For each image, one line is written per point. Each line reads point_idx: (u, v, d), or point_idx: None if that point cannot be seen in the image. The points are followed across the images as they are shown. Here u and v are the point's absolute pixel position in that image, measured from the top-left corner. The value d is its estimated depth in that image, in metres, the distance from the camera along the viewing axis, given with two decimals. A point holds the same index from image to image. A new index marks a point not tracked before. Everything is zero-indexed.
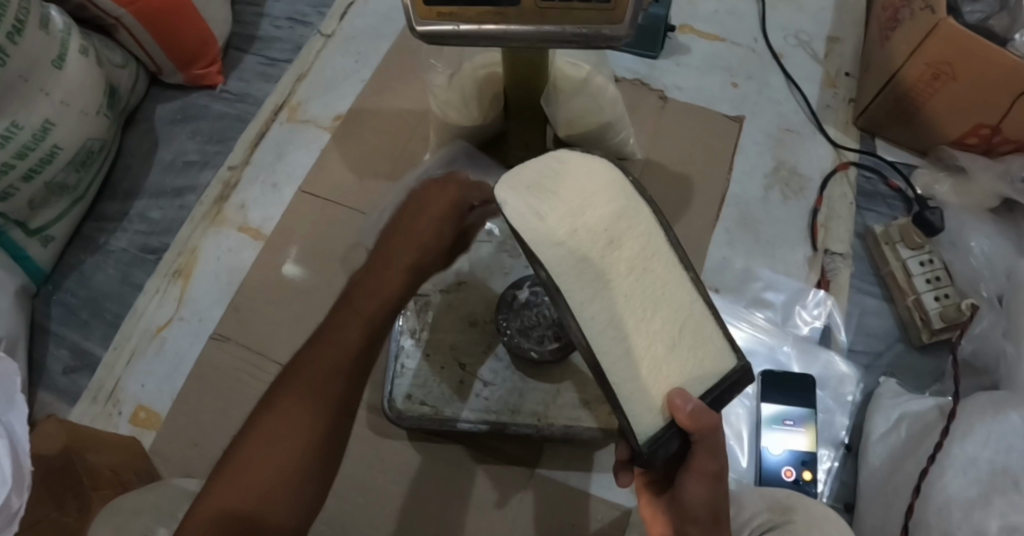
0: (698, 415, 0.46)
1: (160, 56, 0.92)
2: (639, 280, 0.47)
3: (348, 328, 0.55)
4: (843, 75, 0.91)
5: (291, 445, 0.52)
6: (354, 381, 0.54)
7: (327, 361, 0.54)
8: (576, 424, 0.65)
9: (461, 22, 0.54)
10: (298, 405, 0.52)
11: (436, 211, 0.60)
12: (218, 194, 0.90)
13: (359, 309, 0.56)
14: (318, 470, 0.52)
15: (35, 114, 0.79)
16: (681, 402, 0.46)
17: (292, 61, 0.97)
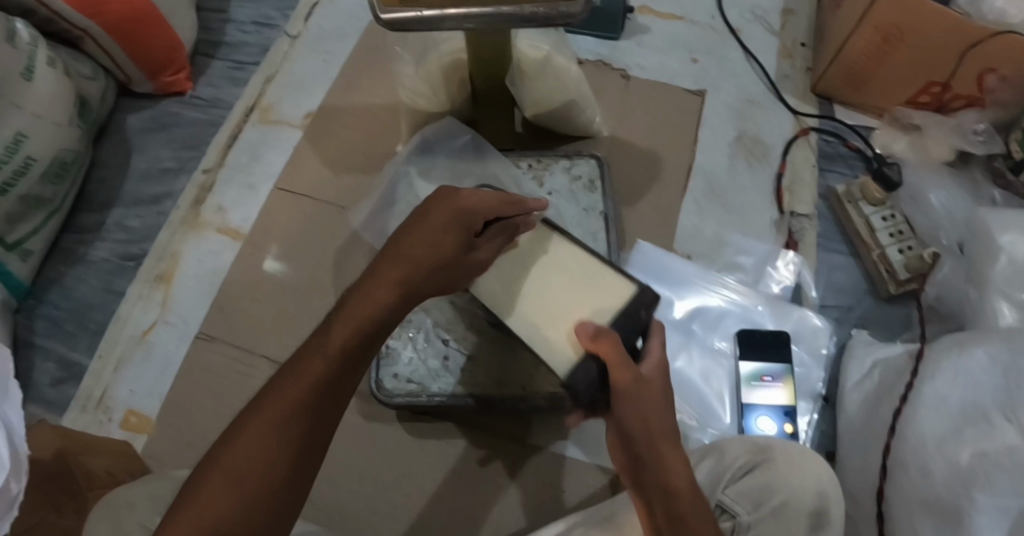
0: (596, 336, 0.55)
1: (129, 66, 0.93)
2: (528, 260, 0.62)
3: (323, 353, 0.49)
4: (799, 45, 0.94)
5: (253, 486, 0.46)
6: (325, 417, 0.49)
7: (296, 390, 0.48)
8: (560, 391, 0.66)
9: (423, 9, 0.60)
10: (271, 438, 0.47)
11: (452, 225, 0.55)
12: (195, 198, 0.91)
13: (341, 329, 0.50)
14: (286, 510, 0.47)
15: (8, 127, 0.79)
16: (584, 329, 0.56)
17: (261, 64, 0.98)
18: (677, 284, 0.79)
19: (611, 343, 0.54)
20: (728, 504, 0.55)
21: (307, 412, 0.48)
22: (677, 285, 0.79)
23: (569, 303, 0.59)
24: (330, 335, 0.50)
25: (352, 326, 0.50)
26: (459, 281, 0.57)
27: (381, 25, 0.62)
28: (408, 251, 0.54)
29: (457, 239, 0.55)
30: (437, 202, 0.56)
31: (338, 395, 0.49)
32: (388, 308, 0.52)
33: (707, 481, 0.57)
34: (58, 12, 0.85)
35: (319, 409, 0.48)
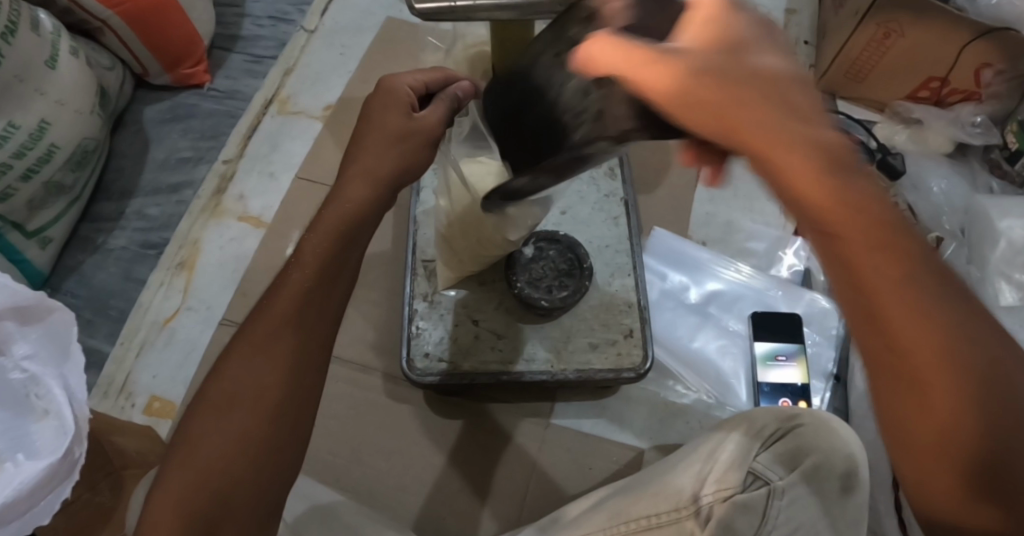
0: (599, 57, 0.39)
1: (147, 57, 0.94)
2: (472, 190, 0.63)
3: (297, 270, 0.49)
4: (801, 44, 0.98)
5: (243, 413, 0.45)
6: (309, 332, 0.48)
7: (272, 313, 0.47)
8: (589, 367, 0.69)
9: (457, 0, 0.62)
10: (257, 361, 0.46)
11: (394, 107, 0.54)
12: (216, 187, 0.92)
13: (314, 244, 0.50)
14: (285, 432, 0.46)
15: (32, 114, 0.80)
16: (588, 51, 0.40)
17: (278, 57, 1.00)
18: (692, 270, 0.83)
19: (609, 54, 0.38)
20: (760, 471, 0.56)
21: (290, 327, 0.47)
22: (693, 271, 0.83)
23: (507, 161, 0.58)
24: (301, 257, 0.50)
25: (323, 240, 0.50)
26: (425, 157, 0.55)
27: (416, 16, 0.64)
28: (662, 93, 0.38)
29: (398, 115, 0.54)
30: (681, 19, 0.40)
31: (317, 311, 0.48)
32: (355, 209, 0.51)
33: (737, 452, 0.57)
34: (79, 2, 0.86)
35: (301, 325, 0.47)
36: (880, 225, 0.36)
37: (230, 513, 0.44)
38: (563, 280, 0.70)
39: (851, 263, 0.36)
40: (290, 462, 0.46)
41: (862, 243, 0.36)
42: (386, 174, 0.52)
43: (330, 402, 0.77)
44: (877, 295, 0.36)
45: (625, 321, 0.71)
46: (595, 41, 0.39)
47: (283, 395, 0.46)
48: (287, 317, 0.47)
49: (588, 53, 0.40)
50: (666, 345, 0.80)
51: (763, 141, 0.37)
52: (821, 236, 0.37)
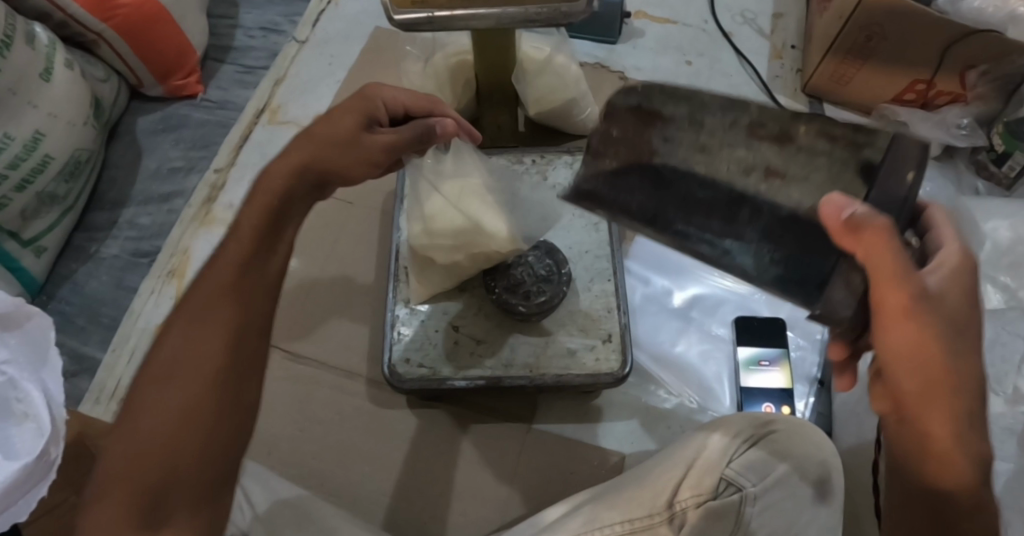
0: (858, 220, 0.43)
1: (140, 69, 0.96)
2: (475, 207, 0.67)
3: (234, 243, 0.51)
4: (788, 47, 0.98)
5: (191, 381, 0.46)
6: (245, 301, 0.49)
7: (212, 285, 0.49)
8: (567, 372, 0.69)
9: (433, 10, 0.62)
10: (194, 332, 0.48)
11: (354, 110, 0.60)
12: (206, 196, 0.92)
13: (249, 217, 0.52)
14: (222, 400, 0.46)
15: (26, 126, 0.82)
16: (839, 207, 0.44)
17: (270, 67, 1.01)
18: (675, 274, 0.84)
19: (876, 235, 0.43)
20: (733, 477, 0.55)
21: (226, 297, 0.49)
22: (677, 276, 0.84)
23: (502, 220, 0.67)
24: (238, 231, 0.52)
25: (257, 212, 0.52)
26: (368, 166, 0.59)
27: (394, 27, 0.64)
28: (900, 296, 0.43)
29: (356, 121, 0.59)
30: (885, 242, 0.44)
31: (253, 280, 0.50)
32: (286, 183, 0.54)
33: (715, 456, 0.57)
34: (73, 16, 0.88)
35: (238, 294, 0.49)
36: (973, 413, 0.44)
37: (177, 480, 0.44)
38: (542, 285, 0.70)
39: (904, 392, 0.45)
40: (244, 426, 0.47)
41: (942, 394, 0.43)
42: (323, 164, 0.56)
43: (316, 408, 0.77)
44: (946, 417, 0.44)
45: (603, 326, 0.71)
46: (871, 229, 0.43)
47: (224, 363, 0.47)
48: (223, 287, 0.49)
49: (846, 218, 0.44)
50: (649, 350, 0.80)
51: (931, 343, 0.43)
52: (907, 379, 0.44)
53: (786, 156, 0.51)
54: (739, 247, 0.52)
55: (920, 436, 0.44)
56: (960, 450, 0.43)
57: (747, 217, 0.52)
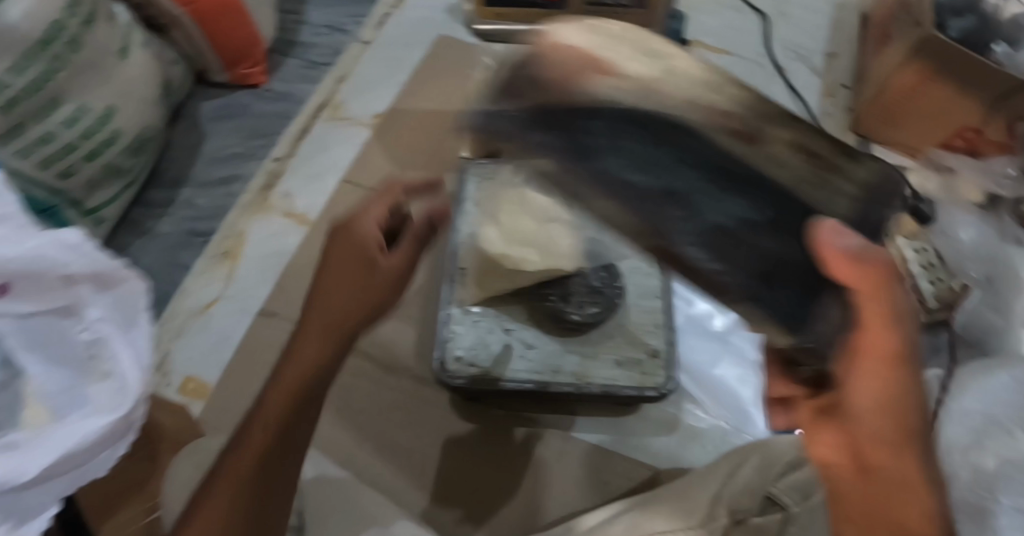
0: (858, 251, 0.50)
1: (209, 56, 0.98)
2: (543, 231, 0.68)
3: (287, 378, 0.58)
4: (839, 86, 1.00)
5: (230, 498, 0.56)
6: (287, 434, 0.58)
7: (267, 416, 0.58)
8: (614, 382, 0.71)
9: None
10: (246, 460, 0.57)
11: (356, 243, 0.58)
12: (264, 183, 0.94)
13: (301, 357, 0.58)
14: (255, 522, 0.57)
15: (101, 99, 0.86)
16: (836, 234, 0.51)
17: (333, 65, 1.03)
18: None
19: (864, 272, 0.50)
20: (777, 496, 0.60)
21: (273, 431, 0.58)
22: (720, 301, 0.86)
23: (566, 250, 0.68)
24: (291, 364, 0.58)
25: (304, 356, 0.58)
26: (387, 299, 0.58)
27: None
28: (884, 340, 0.50)
29: (356, 254, 0.58)
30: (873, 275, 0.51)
31: (299, 418, 0.58)
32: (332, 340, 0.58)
33: (758, 474, 0.62)
34: None
35: (286, 429, 0.58)
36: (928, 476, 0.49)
37: None
38: (595, 297, 0.72)
39: (862, 434, 0.50)
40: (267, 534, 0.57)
41: (868, 467, 0.50)
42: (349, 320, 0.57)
43: (359, 398, 0.79)
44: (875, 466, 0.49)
45: (651, 340, 0.73)
46: (868, 262, 0.50)
47: (261, 490, 0.57)
48: (276, 421, 0.58)
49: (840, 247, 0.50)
50: (687, 369, 0.82)
51: (894, 398, 0.49)
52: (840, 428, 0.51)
53: (754, 124, 0.56)
54: (699, 254, 0.56)
55: (887, 501, 0.49)
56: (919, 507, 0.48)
57: (679, 215, 0.55)
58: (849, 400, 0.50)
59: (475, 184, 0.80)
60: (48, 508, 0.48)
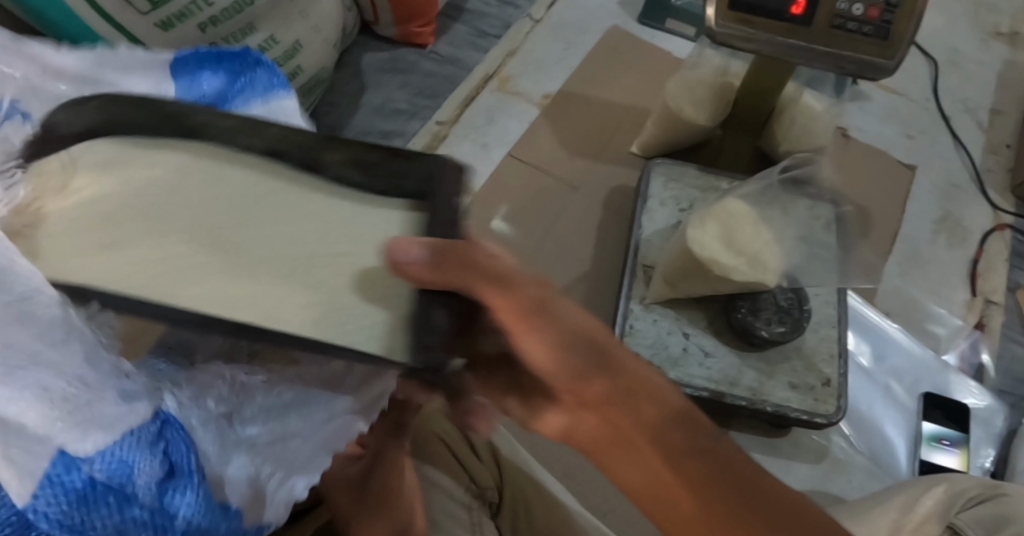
0: (427, 263, 0.38)
1: (384, 9, 0.97)
2: (753, 235, 0.68)
3: (621, 351, 0.44)
4: (1004, 145, 1.00)
5: (602, 443, 0.46)
6: (636, 400, 0.44)
7: (643, 387, 0.44)
8: (788, 404, 0.71)
9: (755, 30, 0.71)
10: (600, 425, 0.45)
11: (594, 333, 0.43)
12: (427, 144, 0.93)
13: (621, 357, 0.44)
14: (628, 464, 0.45)
15: (291, 33, 0.85)
16: (404, 251, 0.38)
17: (502, 37, 1.03)
18: (878, 341, 0.84)
19: (432, 271, 0.38)
20: None
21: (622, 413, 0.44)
22: (878, 342, 0.84)
23: (767, 255, 0.68)
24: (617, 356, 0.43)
25: (583, 341, 0.43)
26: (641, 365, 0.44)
27: (714, 40, 0.72)
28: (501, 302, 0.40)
29: (591, 347, 0.43)
30: (449, 252, 0.38)
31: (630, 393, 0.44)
32: (647, 387, 0.44)
33: (938, 505, 0.64)
34: None
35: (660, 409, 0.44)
36: (565, 348, 0.43)
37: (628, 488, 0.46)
38: (782, 316, 0.72)
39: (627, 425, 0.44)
40: (616, 456, 0.45)
41: None
42: (620, 364, 0.43)
43: None
44: (640, 427, 0.44)
45: (825, 369, 0.73)
46: (438, 260, 0.38)
47: (644, 443, 0.44)
48: (633, 399, 0.44)
49: (420, 266, 0.38)
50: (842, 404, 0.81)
51: (506, 310, 0.41)
52: (692, 486, 0.43)
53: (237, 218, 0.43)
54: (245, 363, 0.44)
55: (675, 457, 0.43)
56: (565, 366, 0.43)
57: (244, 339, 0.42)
58: (619, 422, 0.44)
59: (661, 181, 0.82)
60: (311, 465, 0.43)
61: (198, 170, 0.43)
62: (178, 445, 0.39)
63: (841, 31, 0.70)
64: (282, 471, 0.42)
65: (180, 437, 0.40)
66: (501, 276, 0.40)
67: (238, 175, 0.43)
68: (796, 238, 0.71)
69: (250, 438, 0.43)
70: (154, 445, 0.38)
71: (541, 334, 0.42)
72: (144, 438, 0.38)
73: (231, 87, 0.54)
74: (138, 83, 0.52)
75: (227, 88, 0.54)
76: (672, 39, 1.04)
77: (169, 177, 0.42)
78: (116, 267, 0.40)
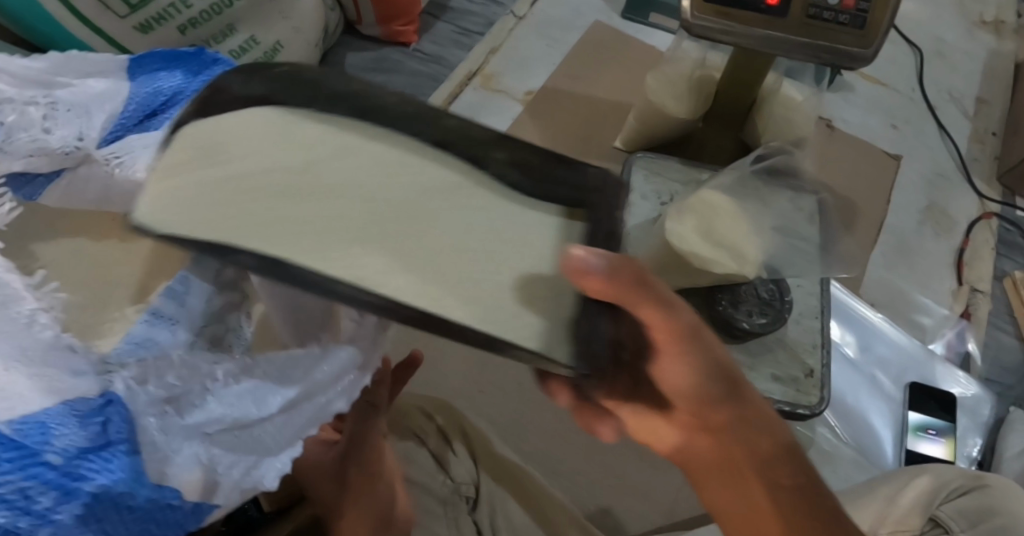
0: (603, 275, 0.39)
1: (366, 9, 0.97)
2: (732, 228, 0.68)
3: (751, 394, 0.50)
4: (989, 134, 1.00)
5: (714, 466, 0.53)
6: (754, 436, 0.50)
7: (762, 426, 0.50)
8: (771, 396, 0.71)
9: (731, 22, 0.71)
10: (715, 451, 0.52)
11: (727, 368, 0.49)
12: None
13: (753, 402, 0.50)
14: (737, 492, 0.52)
15: (271, 34, 0.85)
16: (583, 262, 0.39)
17: (485, 34, 1.03)
18: (863, 331, 0.84)
19: (616, 287, 0.40)
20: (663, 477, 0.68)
21: (736, 447, 0.51)
22: (863, 332, 0.84)
23: (747, 246, 0.68)
24: (744, 396, 0.50)
25: (722, 378, 0.49)
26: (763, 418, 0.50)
27: (690, 32, 0.72)
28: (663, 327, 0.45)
29: (724, 383, 0.49)
30: (622, 269, 0.40)
31: (752, 430, 0.50)
32: (767, 433, 0.50)
33: (922, 496, 0.64)
34: None
35: (768, 449, 0.50)
36: (708, 379, 0.49)
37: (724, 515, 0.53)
38: (763, 308, 0.72)
39: (741, 458, 0.51)
40: (721, 480, 0.53)
41: None
42: (744, 403, 0.50)
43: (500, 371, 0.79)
44: (745, 463, 0.51)
45: (808, 360, 0.73)
46: (624, 274, 0.40)
47: (753, 478, 0.51)
48: (753, 435, 0.50)
49: (599, 278, 0.39)
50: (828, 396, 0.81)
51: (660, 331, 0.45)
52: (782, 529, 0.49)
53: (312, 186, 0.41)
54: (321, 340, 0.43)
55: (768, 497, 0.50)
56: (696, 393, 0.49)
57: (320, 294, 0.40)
58: (734, 452, 0.51)
59: (643, 175, 0.82)
60: (282, 450, 0.42)
61: (335, 138, 0.42)
62: (119, 421, 0.36)
63: (817, 22, 0.70)
64: (251, 457, 0.41)
65: (125, 413, 0.36)
66: (669, 305, 0.44)
67: (374, 149, 0.42)
68: (775, 230, 0.71)
69: (204, 424, 0.39)
70: (90, 416, 0.35)
71: (691, 367, 0.48)
72: (82, 408, 0.35)
73: (188, 81, 0.52)
74: (95, 82, 0.49)
75: (186, 84, 0.52)
76: (655, 34, 1.04)
77: (299, 147, 0.42)
78: (205, 209, 0.39)
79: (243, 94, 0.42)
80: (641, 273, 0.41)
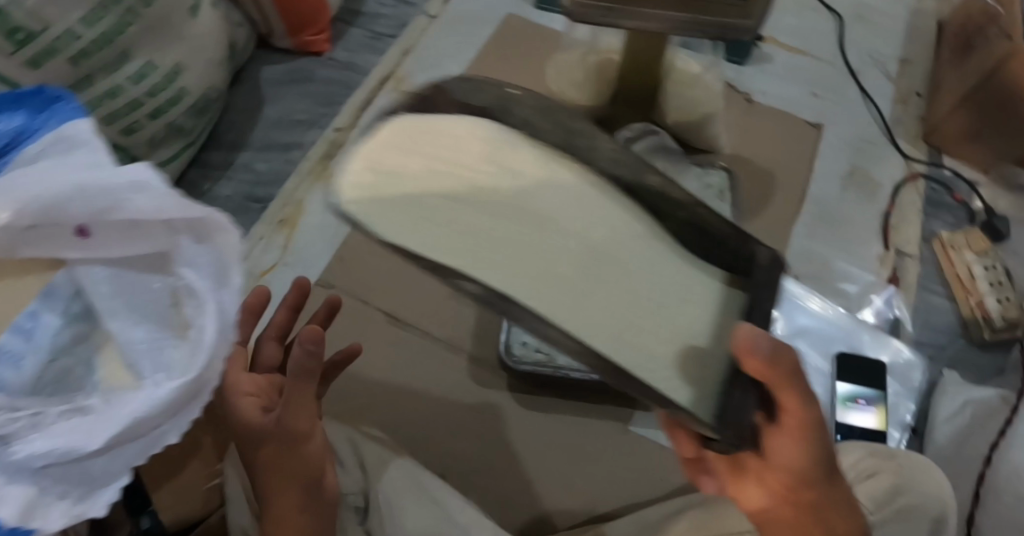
0: (769, 356, 0.46)
1: (274, 22, 0.96)
2: None
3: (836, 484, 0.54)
4: (913, 94, 0.98)
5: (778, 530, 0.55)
6: (828, 507, 0.54)
7: (833, 505, 0.54)
8: None
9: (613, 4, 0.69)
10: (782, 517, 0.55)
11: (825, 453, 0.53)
12: (325, 152, 0.94)
13: (839, 488, 0.54)
14: None
15: (169, 57, 0.83)
16: (754, 341, 0.46)
17: (399, 37, 1.02)
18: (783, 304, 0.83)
19: (771, 368, 0.46)
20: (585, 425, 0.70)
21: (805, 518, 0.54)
22: (786, 305, 0.83)
23: None
24: (829, 481, 0.54)
25: (819, 459, 0.53)
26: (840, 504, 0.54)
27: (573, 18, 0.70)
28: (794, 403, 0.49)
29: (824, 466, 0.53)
30: (784, 356, 0.46)
31: (822, 509, 0.54)
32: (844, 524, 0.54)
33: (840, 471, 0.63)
34: None
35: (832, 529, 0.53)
36: (814, 457, 0.53)
37: None
38: None
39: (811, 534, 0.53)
40: None
41: None
42: (828, 488, 0.54)
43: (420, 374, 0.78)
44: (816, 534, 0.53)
45: None
46: (784, 357, 0.46)
47: None
48: (820, 507, 0.54)
49: (763, 355, 0.46)
50: None
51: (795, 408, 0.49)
52: None
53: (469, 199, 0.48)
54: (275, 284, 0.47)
55: None
56: (792, 466, 0.53)
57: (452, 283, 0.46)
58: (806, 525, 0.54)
59: None
60: (113, 480, 0.42)
61: (545, 163, 0.51)
62: None
63: None
64: (78, 490, 0.41)
65: None
66: (803, 394, 0.49)
67: (556, 189, 0.51)
68: None
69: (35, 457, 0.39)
70: None
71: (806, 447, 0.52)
72: None
73: (34, 121, 0.47)
74: None
75: (24, 125, 0.47)
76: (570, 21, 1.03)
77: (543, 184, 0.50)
78: (412, 178, 0.48)
79: (460, 102, 0.51)
80: (796, 362, 0.48)
